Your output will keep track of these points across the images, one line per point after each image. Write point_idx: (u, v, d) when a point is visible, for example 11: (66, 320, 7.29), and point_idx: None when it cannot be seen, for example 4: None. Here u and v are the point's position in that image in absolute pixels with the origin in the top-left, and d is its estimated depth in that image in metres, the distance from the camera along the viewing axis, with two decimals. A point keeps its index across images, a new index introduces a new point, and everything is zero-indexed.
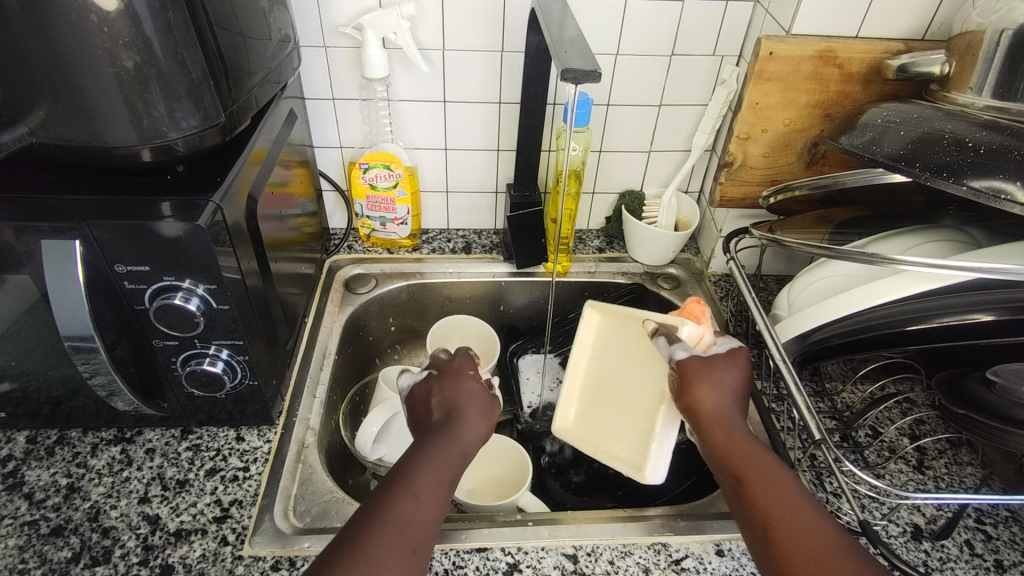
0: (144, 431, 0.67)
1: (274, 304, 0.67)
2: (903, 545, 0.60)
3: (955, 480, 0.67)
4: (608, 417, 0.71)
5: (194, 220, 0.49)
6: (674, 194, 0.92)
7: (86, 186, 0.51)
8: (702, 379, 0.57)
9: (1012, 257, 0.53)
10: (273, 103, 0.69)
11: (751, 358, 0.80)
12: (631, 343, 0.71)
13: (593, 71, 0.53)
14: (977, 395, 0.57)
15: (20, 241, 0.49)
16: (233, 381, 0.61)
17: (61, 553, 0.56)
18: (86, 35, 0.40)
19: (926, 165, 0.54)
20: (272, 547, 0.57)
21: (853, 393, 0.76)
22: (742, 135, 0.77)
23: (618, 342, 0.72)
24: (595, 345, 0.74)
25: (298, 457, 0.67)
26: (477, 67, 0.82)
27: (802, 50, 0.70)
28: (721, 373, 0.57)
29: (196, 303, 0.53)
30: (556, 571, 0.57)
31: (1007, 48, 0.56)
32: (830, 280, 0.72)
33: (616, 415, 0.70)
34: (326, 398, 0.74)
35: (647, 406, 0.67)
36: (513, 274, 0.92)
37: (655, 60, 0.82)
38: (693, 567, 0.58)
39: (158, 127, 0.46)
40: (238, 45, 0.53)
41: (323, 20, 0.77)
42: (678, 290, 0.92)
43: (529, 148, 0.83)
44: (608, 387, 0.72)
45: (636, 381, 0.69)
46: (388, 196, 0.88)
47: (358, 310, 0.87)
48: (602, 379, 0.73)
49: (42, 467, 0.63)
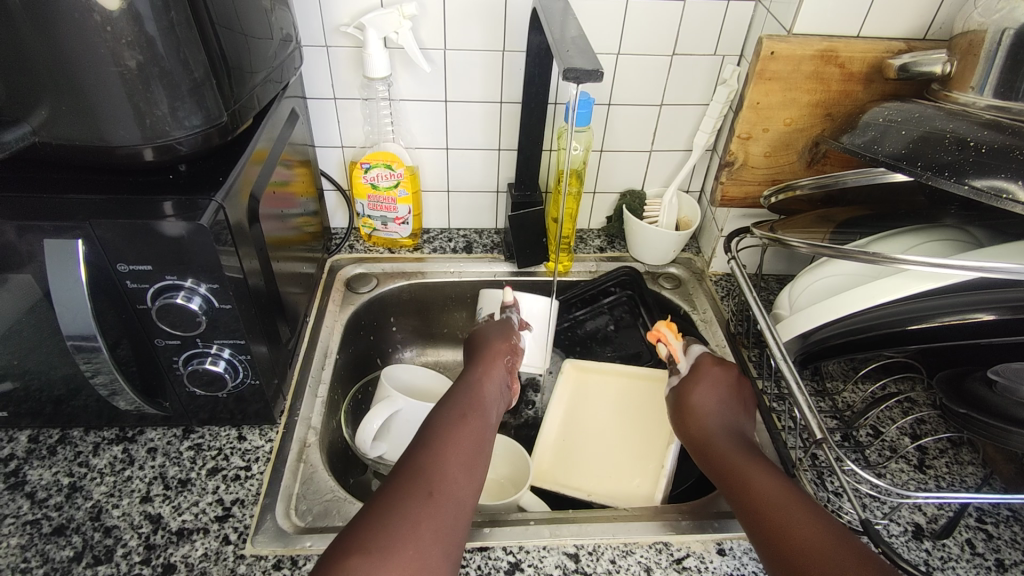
0: (146, 430, 0.67)
1: (275, 303, 0.67)
2: (904, 545, 0.60)
3: (956, 480, 0.67)
4: (588, 461, 0.75)
5: (196, 220, 0.49)
6: (675, 193, 0.92)
7: (87, 185, 0.50)
8: (691, 404, 0.67)
9: (1014, 256, 0.53)
10: (275, 103, 0.69)
11: (752, 358, 0.80)
12: (607, 399, 0.81)
13: (595, 70, 0.53)
14: (978, 394, 0.57)
15: (22, 240, 0.49)
16: (235, 380, 0.61)
17: (62, 552, 0.56)
18: (89, 35, 0.40)
19: (927, 165, 0.54)
20: (273, 547, 0.57)
21: (854, 393, 0.76)
22: (743, 135, 0.77)
23: (593, 397, 0.81)
24: (569, 399, 0.81)
25: (299, 457, 0.67)
26: (478, 67, 0.82)
27: (803, 50, 0.70)
28: (700, 397, 0.67)
29: (198, 303, 0.53)
30: (556, 570, 0.57)
31: (1009, 49, 0.56)
32: (831, 279, 0.72)
33: (602, 459, 0.76)
34: (327, 398, 0.74)
35: (638, 446, 0.76)
36: (514, 274, 0.92)
37: (655, 60, 0.82)
38: (694, 567, 0.58)
39: (160, 126, 0.46)
40: (240, 44, 0.53)
41: (325, 20, 0.77)
42: (678, 290, 0.92)
43: (530, 147, 0.83)
44: (587, 435, 0.78)
45: (623, 425, 0.79)
46: (389, 195, 0.88)
47: (359, 309, 0.87)
48: (573, 427, 0.79)
49: (44, 467, 0.63)
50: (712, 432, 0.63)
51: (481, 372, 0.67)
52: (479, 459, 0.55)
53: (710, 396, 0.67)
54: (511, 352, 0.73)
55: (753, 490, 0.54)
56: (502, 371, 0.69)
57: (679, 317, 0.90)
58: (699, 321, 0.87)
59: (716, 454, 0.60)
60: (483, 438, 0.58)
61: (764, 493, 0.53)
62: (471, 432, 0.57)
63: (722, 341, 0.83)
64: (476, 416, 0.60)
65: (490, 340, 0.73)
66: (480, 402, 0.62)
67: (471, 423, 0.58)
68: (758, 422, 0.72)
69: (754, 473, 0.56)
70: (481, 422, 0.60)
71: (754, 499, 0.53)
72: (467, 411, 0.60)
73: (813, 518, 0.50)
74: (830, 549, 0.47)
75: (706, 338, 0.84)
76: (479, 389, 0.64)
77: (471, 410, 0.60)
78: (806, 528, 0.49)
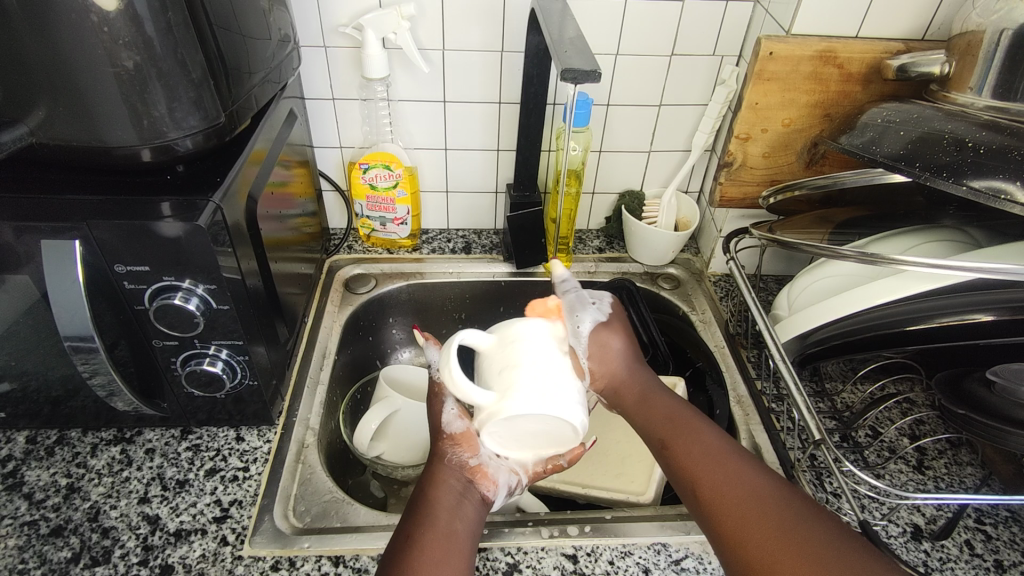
0: (144, 431, 0.67)
1: (274, 305, 0.67)
2: (903, 545, 0.60)
3: (955, 480, 0.67)
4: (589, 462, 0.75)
5: (194, 220, 0.49)
6: (674, 194, 0.92)
7: (86, 186, 0.51)
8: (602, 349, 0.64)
9: (1012, 257, 0.53)
10: (273, 103, 0.69)
11: (751, 358, 0.80)
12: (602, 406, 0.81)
13: (593, 71, 0.53)
14: (978, 395, 0.57)
15: (19, 241, 0.49)
16: (234, 381, 0.61)
17: (61, 553, 0.56)
18: (86, 35, 0.40)
19: (926, 165, 0.54)
20: (272, 547, 0.57)
21: (854, 393, 0.76)
22: (742, 135, 0.77)
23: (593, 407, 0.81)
24: None
25: (298, 457, 0.66)
26: (478, 68, 0.82)
27: (803, 50, 0.70)
28: (614, 351, 0.64)
29: (196, 304, 0.54)
30: (555, 571, 0.58)
31: (1007, 49, 0.56)
32: (830, 279, 0.72)
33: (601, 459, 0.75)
34: (326, 398, 0.74)
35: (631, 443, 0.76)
36: (513, 274, 0.92)
37: (655, 60, 0.82)
38: (693, 567, 0.58)
39: (158, 127, 0.46)
40: (238, 45, 0.53)
41: (324, 20, 0.77)
42: (678, 290, 0.92)
43: (529, 147, 0.83)
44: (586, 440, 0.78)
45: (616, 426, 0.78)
46: (388, 196, 0.88)
47: (358, 310, 0.87)
48: None
49: (42, 467, 0.63)
50: (626, 378, 0.63)
51: (432, 468, 0.56)
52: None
53: (619, 349, 0.64)
54: (461, 443, 0.57)
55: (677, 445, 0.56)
56: (457, 469, 0.56)
57: (678, 318, 0.90)
58: (698, 322, 0.87)
59: (652, 398, 0.62)
60: (453, 547, 0.50)
61: (690, 445, 0.56)
62: (431, 549, 0.49)
63: (721, 342, 0.83)
64: (435, 526, 0.50)
65: (438, 428, 0.59)
66: (441, 510, 0.52)
67: (430, 544, 0.49)
68: (757, 422, 0.72)
69: (683, 427, 0.58)
70: (444, 529, 0.51)
71: (684, 461, 0.55)
72: (421, 524, 0.50)
73: (747, 477, 0.52)
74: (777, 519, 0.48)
75: (706, 338, 0.84)
76: (430, 492, 0.53)
77: (428, 524, 0.51)
78: (749, 496, 0.51)
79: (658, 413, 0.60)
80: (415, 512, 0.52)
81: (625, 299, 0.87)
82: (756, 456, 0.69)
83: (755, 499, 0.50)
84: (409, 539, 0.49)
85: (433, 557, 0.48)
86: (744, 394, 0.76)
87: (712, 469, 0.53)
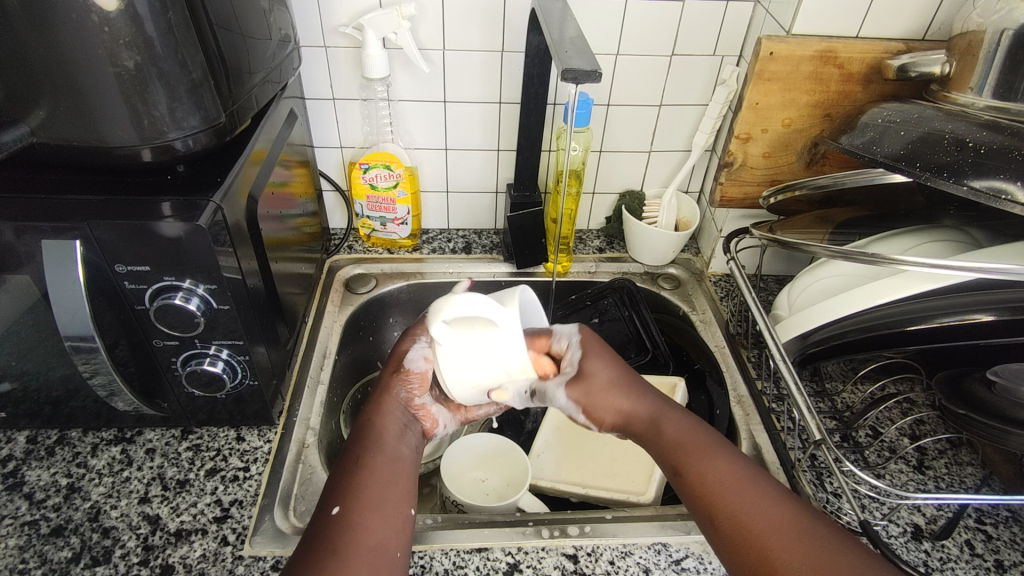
0: (144, 431, 0.67)
1: (274, 304, 0.68)
2: (903, 545, 0.60)
3: (955, 480, 0.67)
4: (584, 463, 0.75)
5: (194, 220, 0.49)
6: (675, 194, 0.92)
7: (86, 186, 0.50)
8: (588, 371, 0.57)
9: (1013, 257, 0.53)
10: (273, 103, 0.69)
11: (751, 358, 0.80)
12: None
13: (594, 70, 0.53)
14: (978, 395, 0.57)
15: (20, 241, 0.49)
16: (234, 381, 0.61)
17: (61, 553, 0.56)
18: (86, 35, 0.40)
19: (926, 165, 0.54)
20: (272, 547, 0.57)
21: (854, 393, 0.76)
22: (742, 135, 0.77)
23: None
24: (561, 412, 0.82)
25: (298, 457, 0.66)
26: (478, 68, 0.82)
27: (803, 50, 0.70)
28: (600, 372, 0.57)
29: (196, 304, 0.53)
30: (556, 571, 0.57)
31: (1008, 49, 0.56)
32: (831, 280, 0.72)
33: (596, 460, 0.75)
34: (326, 398, 0.74)
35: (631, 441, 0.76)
36: (513, 274, 0.92)
37: (655, 60, 0.82)
38: (693, 567, 0.58)
39: (158, 127, 0.46)
40: (239, 45, 0.53)
41: (324, 20, 0.77)
42: (678, 290, 0.92)
43: (529, 147, 0.83)
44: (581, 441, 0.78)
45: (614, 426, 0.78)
46: (388, 196, 0.88)
47: (358, 310, 0.87)
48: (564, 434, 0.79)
49: (42, 467, 0.63)
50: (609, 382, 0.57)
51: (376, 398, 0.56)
52: (397, 503, 0.48)
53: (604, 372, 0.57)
54: (415, 381, 0.56)
55: (698, 469, 0.50)
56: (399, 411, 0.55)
57: (678, 318, 0.90)
58: (699, 322, 0.87)
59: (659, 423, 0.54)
60: (399, 472, 0.50)
61: (704, 475, 0.50)
62: (378, 468, 0.49)
63: (721, 342, 0.83)
64: (384, 451, 0.51)
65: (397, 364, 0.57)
66: (382, 439, 0.52)
67: (381, 472, 0.49)
68: (757, 422, 0.72)
69: (698, 452, 0.51)
70: (391, 452, 0.51)
71: (704, 489, 0.49)
72: (369, 449, 0.51)
73: (772, 504, 0.47)
74: (801, 538, 0.45)
75: (706, 338, 0.84)
76: (375, 421, 0.53)
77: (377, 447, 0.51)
78: (772, 529, 0.46)
79: (678, 436, 0.53)
80: (360, 444, 0.51)
81: (625, 300, 0.88)
82: (756, 456, 0.69)
83: (778, 532, 0.45)
84: (354, 461, 0.50)
85: (387, 483, 0.49)
86: (744, 394, 0.76)
87: (731, 497, 0.48)
